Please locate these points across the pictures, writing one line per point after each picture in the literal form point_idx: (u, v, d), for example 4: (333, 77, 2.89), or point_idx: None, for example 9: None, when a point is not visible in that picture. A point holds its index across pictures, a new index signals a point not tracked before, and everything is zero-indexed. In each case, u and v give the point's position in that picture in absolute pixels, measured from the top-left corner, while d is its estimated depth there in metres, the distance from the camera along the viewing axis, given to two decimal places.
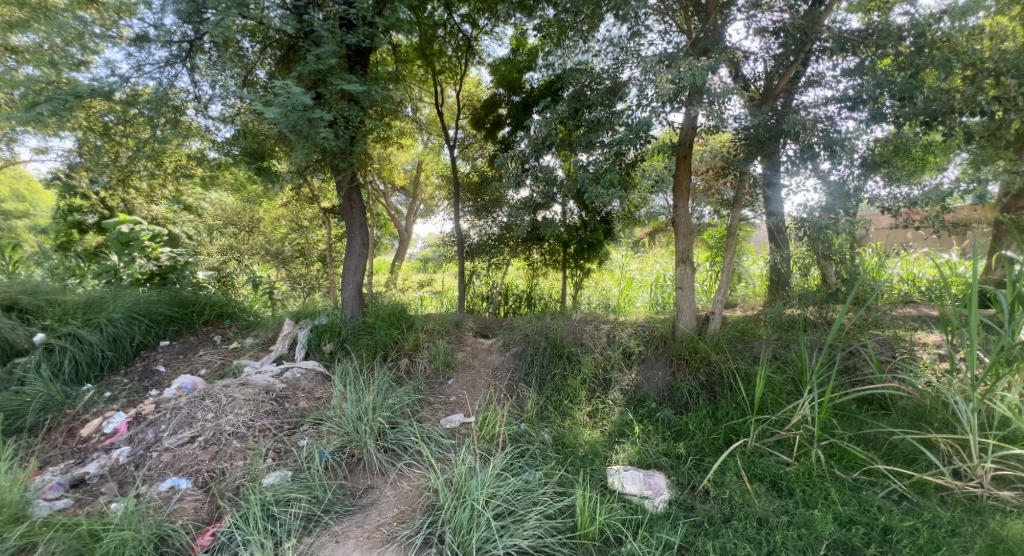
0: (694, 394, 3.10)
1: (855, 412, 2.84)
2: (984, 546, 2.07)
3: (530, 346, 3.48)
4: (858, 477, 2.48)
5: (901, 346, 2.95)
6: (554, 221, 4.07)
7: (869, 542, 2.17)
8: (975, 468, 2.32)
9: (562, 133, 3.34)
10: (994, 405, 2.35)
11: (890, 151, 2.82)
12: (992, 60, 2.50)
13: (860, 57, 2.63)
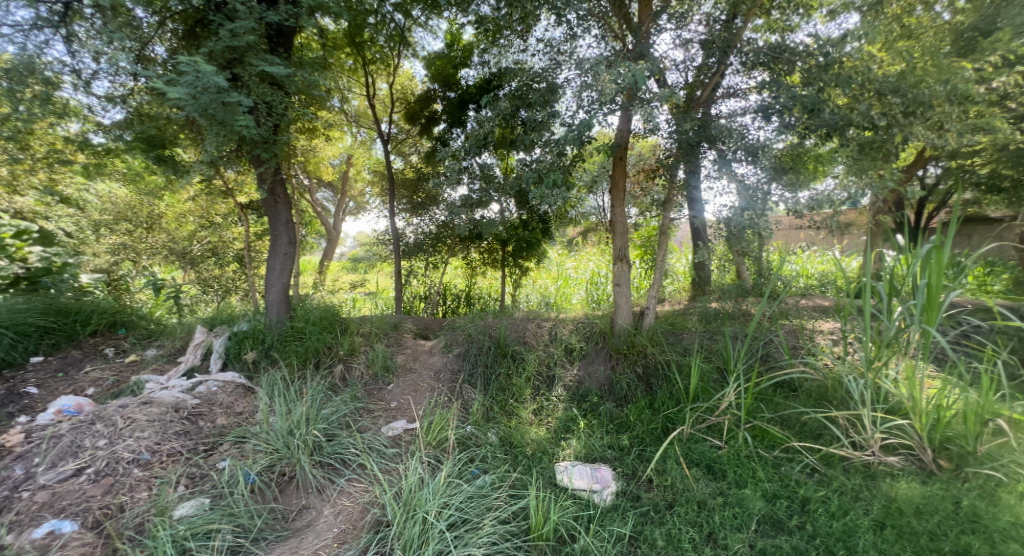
0: (632, 386, 3.28)
1: (771, 396, 3.15)
2: (881, 507, 2.39)
3: (473, 346, 3.49)
4: (776, 454, 2.76)
5: (804, 333, 3.34)
6: (493, 220, 4.00)
7: (791, 513, 2.42)
8: (867, 439, 2.67)
9: (499, 132, 3.30)
10: (883, 383, 2.71)
11: (792, 158, 3.03)
12: (878, 81, 2.85)
13: (771, 73, 2.94)
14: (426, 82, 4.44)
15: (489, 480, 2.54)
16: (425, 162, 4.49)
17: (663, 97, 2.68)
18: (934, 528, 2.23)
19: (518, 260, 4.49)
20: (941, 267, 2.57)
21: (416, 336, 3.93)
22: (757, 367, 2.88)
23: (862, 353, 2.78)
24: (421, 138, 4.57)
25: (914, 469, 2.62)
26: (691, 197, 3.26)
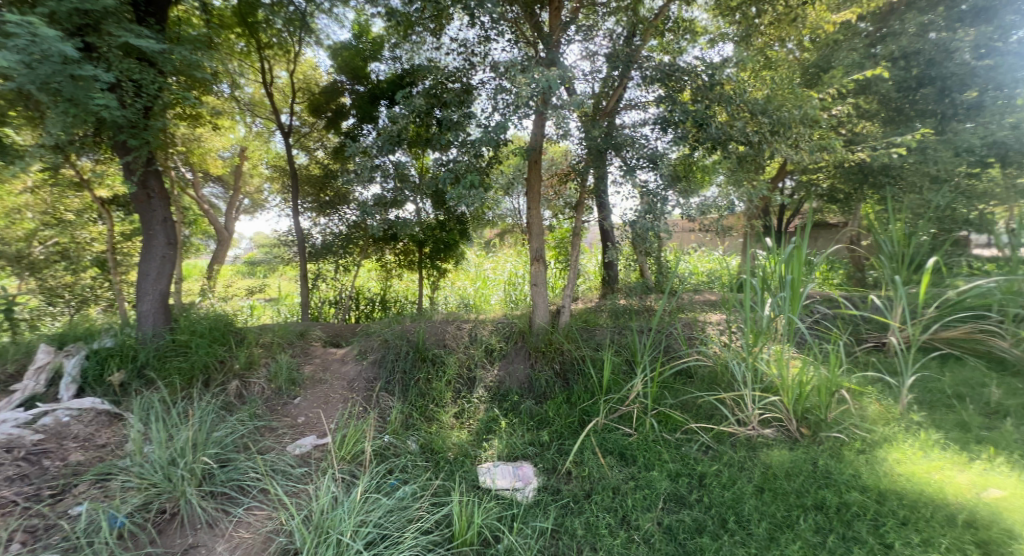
0: (550, 383, 3.46)
1: (672, 383, 3.48)
2: (761, 474, 2.74)
3: (391, 351, 3.49)
4: (678, 436, 3.04)
5: (697, 325, 3.76)
6: (409, 223, 3.89)
7: (691, 488, 2.67)
8: (747, 415, 3.05)
9: (413, 130, 3.29)
10: (761, 366, 3.11)
11: (683, 168, 3.47)
12: (750, 103, 3.31)
13: (665, 90, 3.28)
14: (331, 73, 4.39)
15: (410, 490, 2.45)
16: (330, 158, 4.46)
17: (575, 101, 2.83)
18: (800, 487, 2.61)
19: (436, 263, 4.54)
20: (800, 263, 3.05)
21: (325, 344, 3.87)
22: (659, 357, 3.18)
23: (742, 340, 3.19)
24: (326, 132, 4.51)
25: (785, 438, 3.05)
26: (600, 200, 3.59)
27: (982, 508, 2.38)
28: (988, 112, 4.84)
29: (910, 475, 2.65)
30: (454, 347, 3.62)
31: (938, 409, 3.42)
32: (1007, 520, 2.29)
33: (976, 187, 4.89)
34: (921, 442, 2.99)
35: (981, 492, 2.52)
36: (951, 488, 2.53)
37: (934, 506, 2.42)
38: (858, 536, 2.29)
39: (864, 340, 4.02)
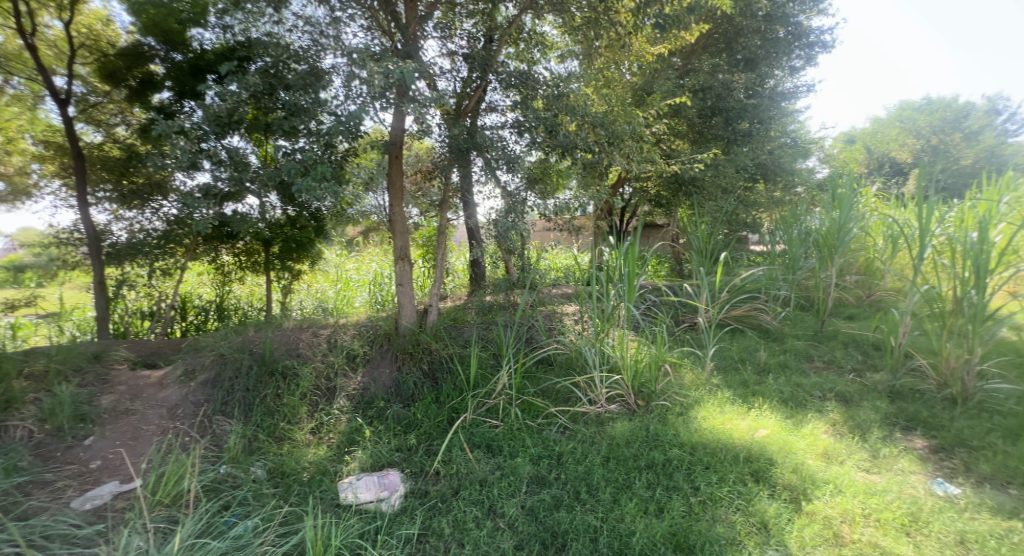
0: (419, 384, 3.61)
1: (535, 372, 3.79)
2: (608, 445, 3.06)
3: (228, 367, 3.34)
4: (539, 421, 3.29)
5: (556, 317, 4.20)
6: (249, 216, 3.94)
7: (551, 467, 2.87)
8: (597, 394, 3.45)
9: (252, 115, 3.40)
10: (606, 350, 3.53)
11: (540, 171, 3.87)
12: (591, 116, 3.74)
13: (521, 96, 3.76)
14: (134, 32, 4.15)
15: (251, 525, 2.18)
16: (137, 136, 4.35)
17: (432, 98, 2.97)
18: (636, 451, 2.99)
19: (286, 262, 4.88)
20: (634, 257, 3.55)
21: (135, 367, 3.58)
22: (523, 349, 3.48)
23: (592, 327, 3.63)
24: (129, 106, 4.34)
25: (626, 410, 3.47)
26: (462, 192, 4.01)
27: (755, 445, 3.05)
28: (755, 140, 6.63)
29: (712, 428, 3.26)
30: (310, 356, 3.58)
31: (730, 372, 4.28)
32: (770, 452, 2.98)
33: (748, 198, 6.86)
34: (718, 400, 3.69)
35: (755, 433, 3.25)
36: (737, 434, 3.19)
37: (725, 449, 3.01)
38: (676, 484, 2.73)
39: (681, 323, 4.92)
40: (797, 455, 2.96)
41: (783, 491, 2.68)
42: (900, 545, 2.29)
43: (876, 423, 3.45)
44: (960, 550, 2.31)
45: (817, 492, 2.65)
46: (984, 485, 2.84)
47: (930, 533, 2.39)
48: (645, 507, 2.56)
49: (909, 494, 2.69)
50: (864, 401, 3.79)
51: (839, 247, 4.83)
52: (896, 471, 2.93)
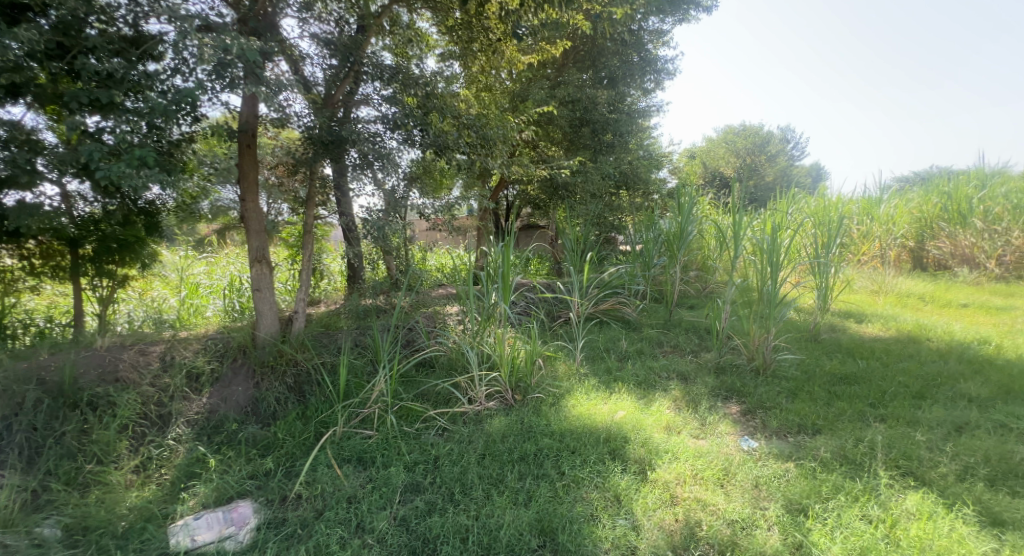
0: (281, 400, 3.61)
1: (414, 376, 3.99)
2: (484, 442, 3.29)
3: (14, 402, 2.99)
4: (417, 426, 3.45)
5: (438, 319, 4.54)
6: (46, 210, 3.30)
7: (426, 473, 3.02)
8: (476, 393, 3.68)
9: (40, 80, 2.82)
10: (484, 348, 3.81)
11: (420, 170, 4.10)
12: (465, 118, 4.00)
13: (393, 90, 3.76)
14: None
15: None
16: None
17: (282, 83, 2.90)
18: (510, 446, 3.24)
19: (102, 267, 4.06)
20: (510, 257, 3.84)
21: None
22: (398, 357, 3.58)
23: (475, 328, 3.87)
24: None
25: (503, 406, 3.73)
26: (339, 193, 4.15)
27: (614, 426, 3.50)
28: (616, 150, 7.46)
29: (579, 415, 3.65)
30: (132, 382, 3.32)
31: (596, 360, 4.71)
32: (625, 431, 3.44)
33: (614, 203, 7.66)
34: (587, 388, 4.12)
35: (614, 415, 3.70)
36: (600, 418, 3.62)
37: (588, 433, 3.41)
38: (544, 472, 3.03)
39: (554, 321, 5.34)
40: (645, 430, 3.47)
41: (633, 464, 3.13)
42: (716, 498, 2.83)
43: (705, 396, 4.07)
44: (755, 492, 2.93)
45: (659, 461, 3.15)
46: (773, 437, 3.58)
47: (741, 485, 2.98)
48: (515, 499, 2.82)
49: (724, 452, 3.30)
50: (697, 378, 4.39)
51: (681, 242, 5.49)
52: (717, 434, 3.55)
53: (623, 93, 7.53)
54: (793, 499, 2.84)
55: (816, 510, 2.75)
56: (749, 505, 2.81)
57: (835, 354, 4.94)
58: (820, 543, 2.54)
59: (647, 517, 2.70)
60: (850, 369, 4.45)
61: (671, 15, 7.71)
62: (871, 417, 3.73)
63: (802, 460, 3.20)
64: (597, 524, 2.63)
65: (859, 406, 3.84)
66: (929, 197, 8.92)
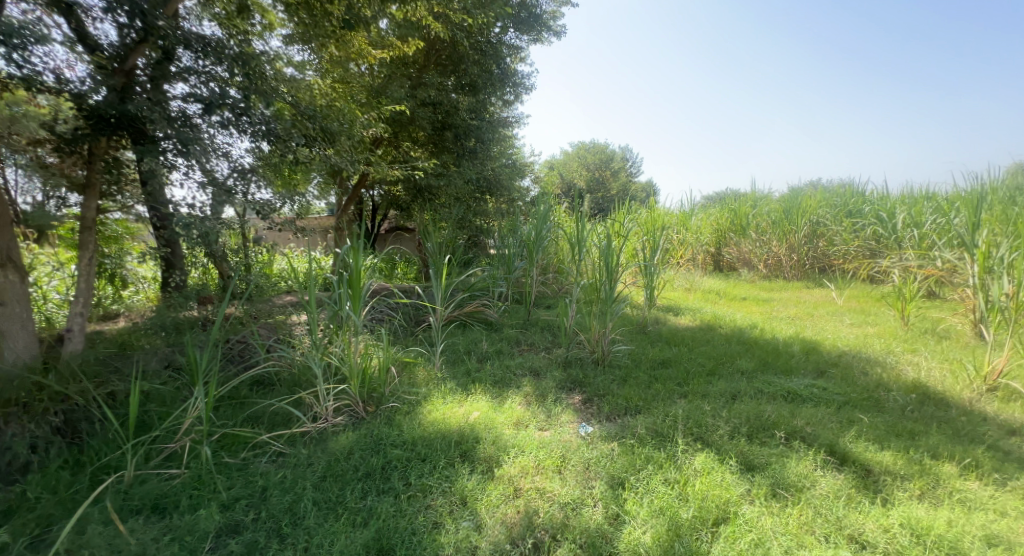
0: (42, 446, 3.18)
1: (246, 396, 4.18)
2: (324, 463, 3.33)
3: None
4: (244, 456, 3.43)
5: (282, 329, 4.78)
6: None
7: (248, 509, 2.94)
8: (323, 409, 3.84)
9: None
10: (331, 358, 3.98)
11: (262, 160, 4.83)
12: (298, 107, 5.08)
13: (217, 63, 4.30)
14: None
15: None
16: None
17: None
18: (355, 463, 3.33)
19: None
20: (359, 269, 3.92)
21: None
22: (216, 381, 3.37)
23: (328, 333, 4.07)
24: None
25: (353, 419, 3.96)
26: (139, 178, 4.31)
27: (467, 427, 3.77)
28: (478, 157, 9.08)
29: (433, 420, 3.90)
30: None
31: (457, 364, 5.14)
32: (478, 430, 3.71)
33: (479, 207, 9.20)
34: (442, 392, 4.46)
35: (469, 416, 4.00)
36: (455, 421, 3.89)
37: (442, 437, 3.61)
38: (390, 486, 3.12)
39: (415, 333, 6.03)
40: (496, 427, 3.79)
41: (482, 464, 3.35)
42: (553, 484, 3.11)
43: (552, 389, 4.51)
44: (587, 473, 3.25)
45: (506, 457, 3.40)
46: (605, 420, 4.03)
47: (576, 468, 3.28)
48: (354, 520, 2.86)
49: (564, 439, 3.66)
50: (547, 372, 4.90)
51: (536, 248, 6.47)
52: (559, 424, 3.92)
53: (483, 101, 8.81)
54: (616, 474, 3.21)
55: (632, 481, 3.14)
56: (580, 486, 3.12)
57: (655, 343, 5.79)
58: (632, 511, 2.90)
59: (492, 517, 2.87)
60: (667, 355, 5.27)
61: (526, 34, 8.88)
62: (677, 395, 4.38)
63: (625, 438, 3.63)
64: (440, 531, 2.77)
65: (669, 387, 4.49)
66: (722, 212, 11.35)
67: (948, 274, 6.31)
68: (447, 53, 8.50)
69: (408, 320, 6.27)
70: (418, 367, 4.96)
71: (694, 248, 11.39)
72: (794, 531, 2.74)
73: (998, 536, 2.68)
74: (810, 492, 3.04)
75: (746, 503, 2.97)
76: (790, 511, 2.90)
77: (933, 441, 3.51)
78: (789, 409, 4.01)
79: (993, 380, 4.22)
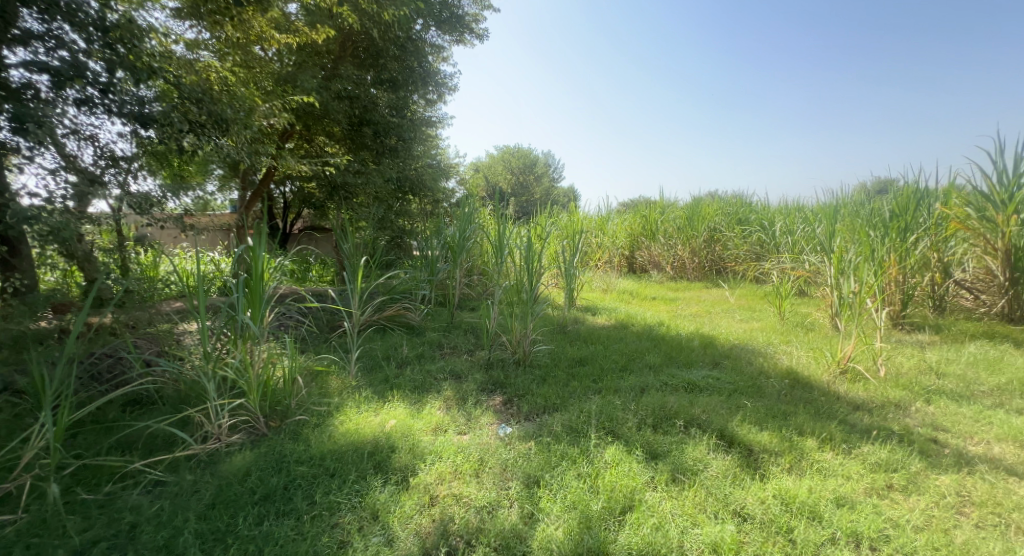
0: None
1: (119, 419, 3.70)
2: (214, 489, 3.03)
3: None
4: (112, 488, 3.01)
5: (168, 340, 4.29)
6: None
7: (113, 550, 2.58)
8: (215, 427, 3.47)
9: None
10: (226, 369, 3.60)
11: (138, 147, 4.51)
12: (179, 89, 4.81)
13: (70, 29, 3.90)
14: None
15: None
16: None
17: None
18: (251, 485, 3.06)
19: None
20: (261, 268, 3.65)
21: None
22: (68, 405, 2.92)
23: (226, 345, 3.69)
24: None
25: (252, 437, 3.64)
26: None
27: (383, 437, 3.62)
28: (399, 155, 8.83)
29: (345, 432, 3.69)
30: None
31: (374, 372, 4.95)
32: (393, 439, 3.57)
33: (402, 208, 8.87)
34: (356, 401, 4.25)
35: (385, 425, 3.84)
36: (369, 431, 3.72)
37: (354, 450, 3.44)
38: (292, 508, 2.90)
39: (329, 339, 5.74)
40: (414, 434, 3.68)
41: (396, 474, 3.22)
42: (469, 488, 3.07)
43: (473, 392, 4.46)
44: (504, 474, 3.25)
45: (422, 465, 3.30)
46: (525, 420, 4.04)
47: (492, 471, 3.27)
48: (246, 549, 2.61)
49: (483, 442, 3.62)
50: (469, 375, 4.85)
51: (461, 251, 6.52)
52: (479, 427, 3.87)
53: (404, 98, 8.69)
54: (531, 472, 3.23)
55: (547, 479, 3.17)
56: (497, 488, 3.11)
57: (573, 342, 5.94)
58: (547, 508, 2.92)
59: (404, 529, 2.76)
60: (584, 353, 5.43)
61: (448, 34, 9.20)
62: (592, 391, 4.52)
63: (541, 437, 3.68)
64: (348, 550, 2.62)
65: (585, 384, 4.63)
66: (634, 217, 12.11)
67: (815, 274, 7.20)
68: (364, 46, 8.35)
69: (321, 326, 5.96)
70: (331, 377, 4.70)
71: (609, 252, 11.98)
72: (690, 511, 2.91)
73: (844, 497, 3.02)
74: (702, 474, 3.24)
75: (649, 490, 3.10)
76: (686, 494, 3.06)
77: (801, 420, 3.90)
78: (688, 399, 4.31)
79: (845, 364, 4.81)
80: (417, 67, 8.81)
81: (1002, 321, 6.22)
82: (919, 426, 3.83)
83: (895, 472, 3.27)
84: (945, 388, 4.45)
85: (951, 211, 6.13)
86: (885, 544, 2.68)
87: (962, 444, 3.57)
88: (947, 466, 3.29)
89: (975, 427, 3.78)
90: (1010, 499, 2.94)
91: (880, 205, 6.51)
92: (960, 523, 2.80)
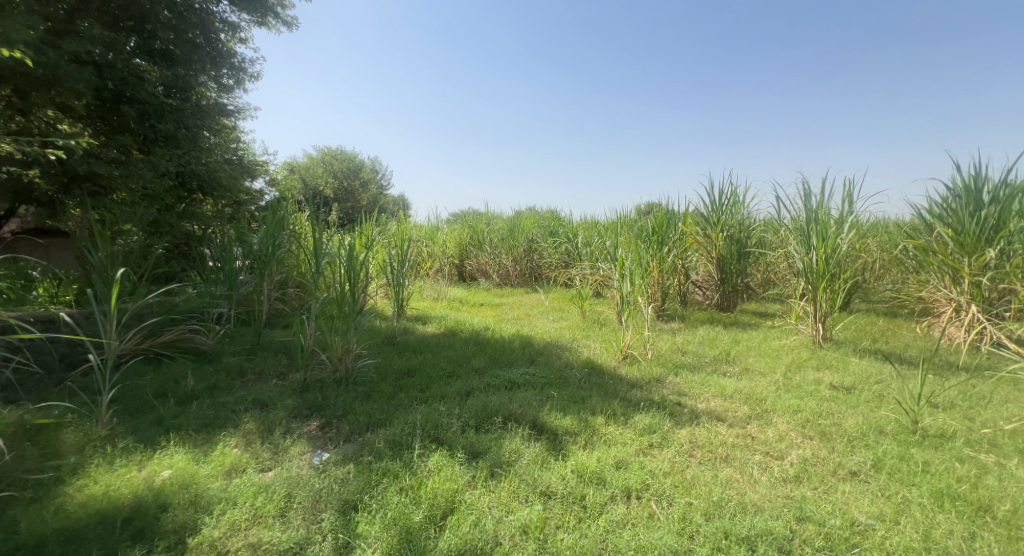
0: None
1: None
2: None
3: None
4: None
5: None
6: None
7: None
8: None
9: None
10: None
11: None
12: None
13: None
14: None
15: None
16: None
17: None
18: None
19: None
20: None
21: None
22: None
23: None
24: None
25: None
26: None
27: (149, 495, 3.17)
28: (180, 143, 7.69)
29: (90, 499, 3.14)
30: None
31: (137, 416, 4.25)
32: (164, 495, 3.17)
33: (190, 210, 8.09)
34: (107, 457, 3.61)
35: (154, 478, 3.37)
36: (125, 491, 3.22)
37: (98, 522, 2.95)
38: None
39: (63, 383, 4.73)
40: (197, 484, 3.31)
41: (165, 540, 2.87)
42: (271, 533, 2.91)
43: (282, 420, 4.19)
44: (316, 504, 3.16)
45: (206, 519, 3.01)
46: (342, 443, 3.94)
47: (302, 506, 3.14)
48: None
49: (292, 475, 3.44)
50: (278, 402, 4.52)
51: (269, 261, 5.99)
52: (288, 459, 3.65)
53: (183, 76, 7.68)
54: (348, 498, 3.20)
55: (365, 502, 3.18)
56: (309, 523, 3.01)
57: (402, 353, 5.99)
58: (363, 532, 2.94)
59: None
60: (410, 363, 5.52)
61: (247, 13, 8.38)
62: (417, 401, 4.65)
63: (361, 457, 3.65)
64: None
65: (411, 394, 4.72)
66: (462, 228, 12.61)
67: (606, 279, 8.50)
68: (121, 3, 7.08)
69: (50, 364, 4.84)
70: (66, 431, 3.88)
71: (439, 262, 12.26)
72: (504, 500, 3.24)
73: (622, 460, 3.69)
74: (516, 464, 3.62)
75: (468, 489, 3.35)
76: (502, 485, 3.39)
77: (593, 403, 4.61)
78: (506, 396, 4.74)
79: (624, 351, 5.84)
80: (202, 43, 8.05)
81: (719, 310, 8.18)
82: (670, 394, 4.87)
83: (654, 433, 4.12)
84: (685, 362, 5.74)
85: (687, 229, 7.92)
86: (646, 491, 3.38)
87: (695, 403, 4.66)
88: (687, 421, 4.28)
89: (701, 389, 4.98)
90: (718, 439, 3.98)
91: (644, 223, 8.02)
92: (689, 464, 3.67)
